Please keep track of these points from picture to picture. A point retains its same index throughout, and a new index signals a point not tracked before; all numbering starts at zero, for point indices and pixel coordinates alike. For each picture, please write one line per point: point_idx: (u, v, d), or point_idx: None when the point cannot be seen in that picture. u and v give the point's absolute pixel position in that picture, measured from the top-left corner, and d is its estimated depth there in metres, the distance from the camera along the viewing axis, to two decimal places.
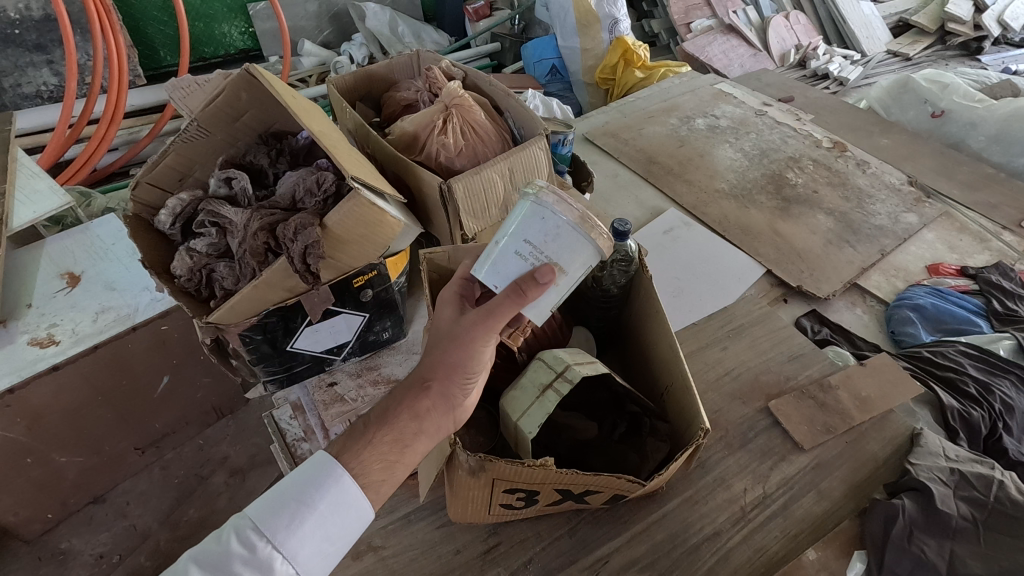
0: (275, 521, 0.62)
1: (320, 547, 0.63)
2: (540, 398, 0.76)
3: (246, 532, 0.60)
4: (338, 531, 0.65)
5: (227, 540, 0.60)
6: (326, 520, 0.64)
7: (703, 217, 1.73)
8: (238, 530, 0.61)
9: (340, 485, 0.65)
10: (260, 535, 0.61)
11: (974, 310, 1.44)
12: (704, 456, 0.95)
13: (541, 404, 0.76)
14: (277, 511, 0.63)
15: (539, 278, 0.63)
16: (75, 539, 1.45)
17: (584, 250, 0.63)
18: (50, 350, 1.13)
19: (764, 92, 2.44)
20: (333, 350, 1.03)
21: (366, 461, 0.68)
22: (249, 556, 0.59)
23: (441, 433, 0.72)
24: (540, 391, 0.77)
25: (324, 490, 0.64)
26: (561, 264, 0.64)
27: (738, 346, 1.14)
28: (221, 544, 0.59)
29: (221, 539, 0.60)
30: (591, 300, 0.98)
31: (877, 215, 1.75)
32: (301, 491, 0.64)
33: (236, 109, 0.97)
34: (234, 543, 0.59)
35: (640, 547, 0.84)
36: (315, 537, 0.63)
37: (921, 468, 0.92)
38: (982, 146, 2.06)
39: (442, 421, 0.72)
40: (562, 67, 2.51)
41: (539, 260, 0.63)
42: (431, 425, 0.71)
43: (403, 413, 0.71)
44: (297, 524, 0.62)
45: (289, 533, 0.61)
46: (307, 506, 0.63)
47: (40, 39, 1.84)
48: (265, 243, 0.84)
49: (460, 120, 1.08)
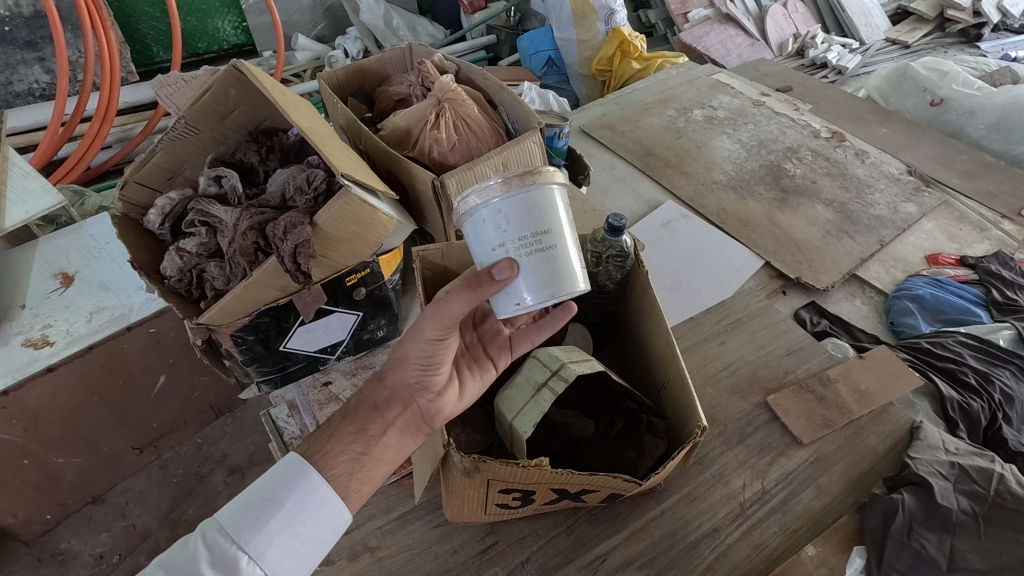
0: (240, 519, 0.61)
1: (290, 546, 0.62)
2: (536, 398, 0.75)
3: (210, 533, 0.59)
4: (309, 529, 0.64)
5: (192, 544, 0.59)
6: (296, 518, 0.63)
7: (701, 209, 1.72)
8: (204, 534, 0.60)
9: (309, 482, 0.65)
10: (225, 535, 0.60)
11: (974, 300, 1.43)
12: (702, 451, 0.94)
13: (536, 404, 0.75)
14: (244, 511, 0.62)
15: (497, 269, 0.61)
16: (74, 540, 1.45)
17: (540, 203, 0.63)
18: (45, 351, 1.12)
19: (762, 82, 2.42)
20: (327, 350, 1.03)
21: (333, 455, 0.68)
22: (215, 557, 0.58)
23: (412, 426, 0.72)
24: (535, 391, 0.76)
25: (292, 487, 0.64)
26: (541, 230, 0.62)
27: (736, 340, 1.13)
28: (188, 547, 0.58)
29: (187, 542, 0.59)
30: (587, 296, 0.96)
31: (876, 206, 1.74)
32: (267, 490, 0.63)
33: (225, 107, 0.96)
34: (198, 546, 0.58)
35: (639, 544, 0.83)
36: (283, 536, 0.62)
37: (921, 463, 0.91)
38: (982, 134, 2.04)
39: (410, 417, 0.71)
40: (559, 59, 2.48)
41: (508, 244, 0.62)
42: (399, 418, 0.71)
43: (363, 406, 0.71)
44: (263, 523, 0.61)
45: (255, 531, 0.61)
46: (274, 504, 0.63)
47: (30, 36, 1.81)
48: (255, 242, 0.82)
49: (453, 114, 1.06)
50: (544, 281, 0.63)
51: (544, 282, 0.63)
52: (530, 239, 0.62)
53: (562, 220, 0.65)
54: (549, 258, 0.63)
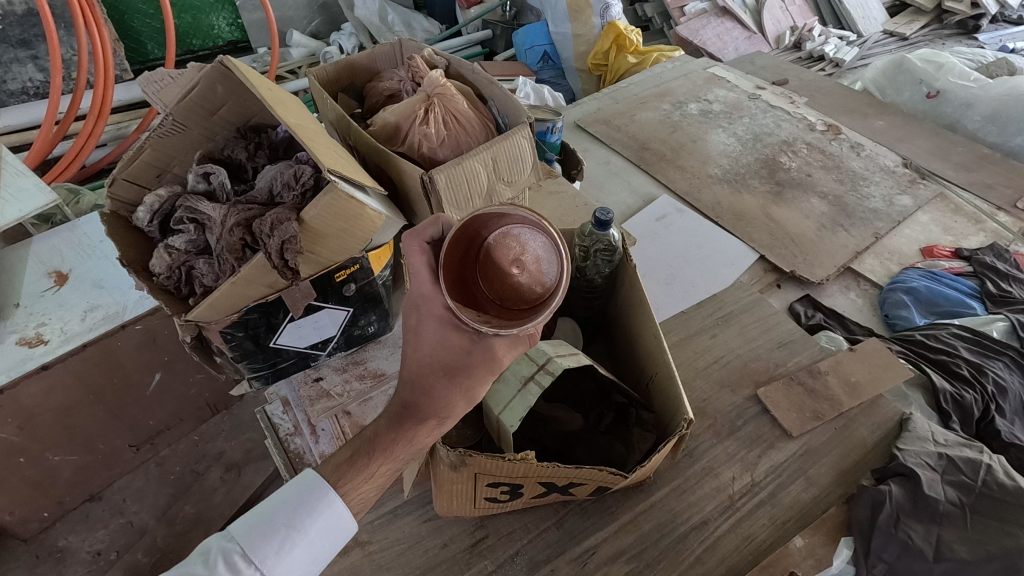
0: (266, 547, 0.61)
1: (307, 568, 0.64)
2: (523, 392, 0.76)
3: (232, 557, 0.60)
4: (325, 553, 0.65)
5: (211, 566, 0.59)
6: (316, 544, 0.64)
7: (696, 203, 1.72)
8: (224, 555, 0.60)
9: (332, 509, 0.64)
10: (249, 563, 0.60)
11: (968, 292, 1.43)
12: (692, 444, 0.94)
13: (522, 397, 0.75)
14: (266, 534, 0.62)
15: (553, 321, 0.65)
16: (72, 537, 1.46)
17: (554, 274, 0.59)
18: (38, 349, 1.12)
19: (758, 75, 2.41)
20: (318, 346, 1.03)
21: (363, 487, 0.67)
22: None
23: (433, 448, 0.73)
24: (523, 385, 0.76)
25: (316, 516, 0.63)
26: None
27: (728, 333, 1.13)
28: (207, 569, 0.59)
29: (204, 557, 0.60)
30: (576, 290, 0.97)
31: (871, 198, 1.74)
32: (293, 518, 0.63)
33: (213, 103, 0.96)
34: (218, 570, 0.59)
35: (629, 537, 0.84)
36: (302, 562, 0.63)
37: (909, 454, 0.91)
38: (978, 126, 2.04)
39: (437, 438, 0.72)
40: (554, 53, 2.47)
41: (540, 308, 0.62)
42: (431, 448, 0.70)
43: (409, 447, 0.67)
44: (285, 550, 0.62)
45: (277, 559, 0.61)
46: (298, 532, 0.63)
47: (23, 34, 1.80)
48: (242, 239, 0.82)
49: (442, 110, 1.06)
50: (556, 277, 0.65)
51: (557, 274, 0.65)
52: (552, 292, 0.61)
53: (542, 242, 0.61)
54: None
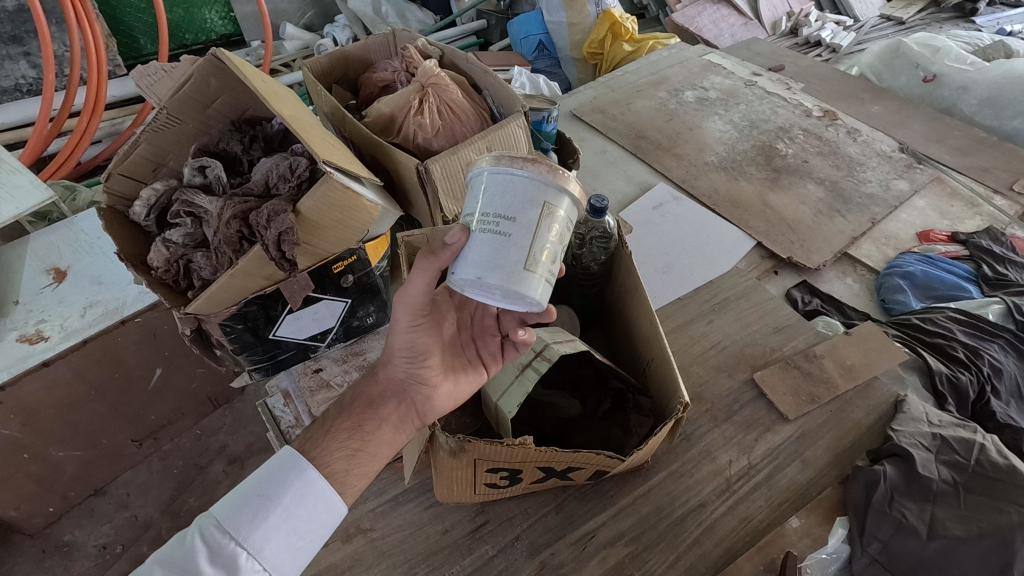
0: (240, 516, 0.60)
1: (287, 541, 0.62)
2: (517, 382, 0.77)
3: (208, 529, 0.59)
4: (306, 524, 0.63)
5: (190, 540, 0.58)
6: (293, 514, 0.62)
7: (692, 191, 1.72)
8: (202, 529, 0.59)
9: (305, 478, 0.64)
10: (224, 532, 0.59)
11: (964, 276, 1.43)
12: (690, 429, 0.95)
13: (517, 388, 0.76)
14: (242, 506, 0.61)
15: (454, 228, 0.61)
16: (78, 532, 1.47)
17: (523, 187, 0.59)
18: (39, 346, 1.13)
19: (754, 62, 2.41)
20: (317, 337, 1.04)
21: (328, 450, 0.67)
22: (214, 554, 0.58)
23: (405, 421, 0.72)
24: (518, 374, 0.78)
25: (289, 484, 0.63)
26: (505, 215, 0.59)
27: (724, 319, 1.14)
28: (186, 543, 0.58)
29: (184, 538, 0.59)
30: (572, 278, 0.97)
31: (868, 183, 1.74)
32: (265, 487, 0.63)
33: (207, 96, 0.95)
34: (195, 541, 0.58)
35: (627, 520, 0.85)
36: (281, 533, 0.61)
37: (904, 435, 0.92)
38: (974, 110, 2.04)
39: (406, 414, 0.72)
40: (550, 42, 2.44)
41: (473, 220, 0.61)
42: (393, 414, 0.72)
43: (358, 402, 0.73)
44: (260, 519, 0.61)
45: (253, 528, 0.60)
46: (271, 500, 0.62)
47: (14, 31, 1.78)
48: (238, 231, 0.83)
49: (436, 100, 1.06)
50: (500, 274, 0.58)
51: (496, 276, 0.59)
52: (492, 216, 0.59)
53: (542, 228, 0.60)
54: (499, 243, 0.59)
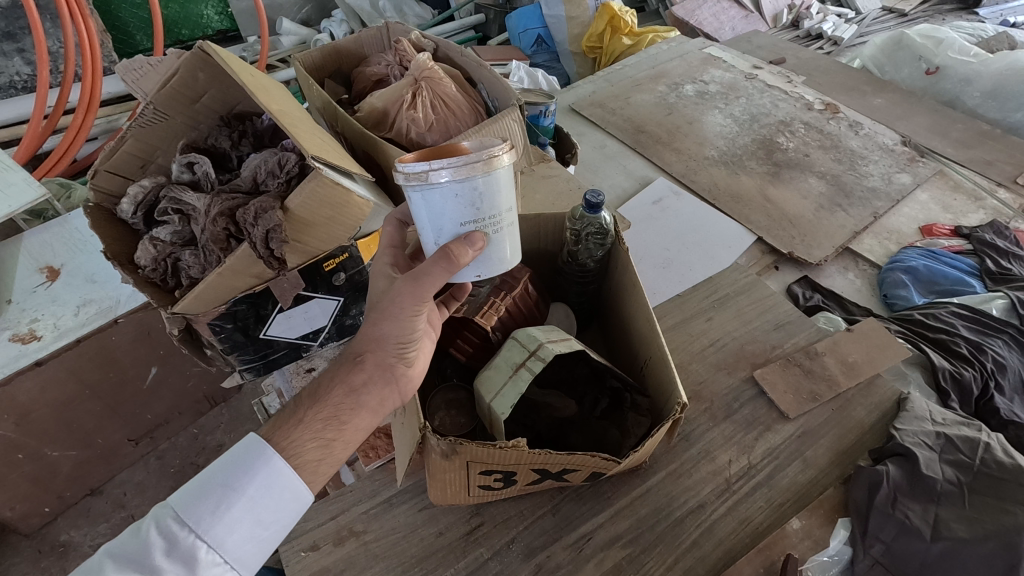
0: (200, 507, 0.59)
1: (251, 532, 0.61)
2: (510, 380, 0.73)
3: (166, 521, 0.57)
4: (270, 514, 0.62)
5: (146, 531, 0.56)
6: (257, 504, 0.61)
7: (692, 185, 1.70)
8: (158, 520, 0.57)
9: (270, 467, 0.62)
10: (183, 524, 0.58)
11: (967, 271, 1.42)
12: (689, 428, 0.93)
13: (510, 387, 0.73)
14: (202, 496, 0.59)
15: (469, 246, 0.61)
16: (73, 532, 1.46)
17: (500, 181, 0.61)
18: (32, 345, 1.11)
19: (755, 55, 2.38)
20: (309, 336, 1.02)
21: (299, 442, 0.65)
22: (172, 546, 0.56)
23: (384, 403, 0.71)
24: (510, 373, 0.74)
25: (254, 474, 0.61)
26: (502, 210, 0.63)
27: (724, 316, 1.12)
28: (142, 535, 0.56)
29: (139, 527, 0.57)
30: (568, 275, 0.95)
31: (870, 177, 1.72)
32: (227, 477, 0.61)
33: (194, 90, 0.93)
34: (151, 533, 0.56)
35: (625, 522, 0.83)
36: (244, 523, 0.60)
37: (907, 433, 0.90)
38: (978, 102, 2.01)
39: (386, 394, 0.71)
40: (549, 36, 2.39)
41: (482, 223, 0.62)
42: (373, 399, 0.69)
43: (336, 389, 0.68)
44: (222, 510, 0.59)
45: (214, 519, 0.59)
46: (234, 491, 0.60)
47: (8, 27, 1.76)
48: (226, 229, 0.81)
49: (430, 93, 1.04)
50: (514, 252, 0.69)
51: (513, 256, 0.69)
52: (498, 214, 0.63)
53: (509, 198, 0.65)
54: (507, 233, 0.65)
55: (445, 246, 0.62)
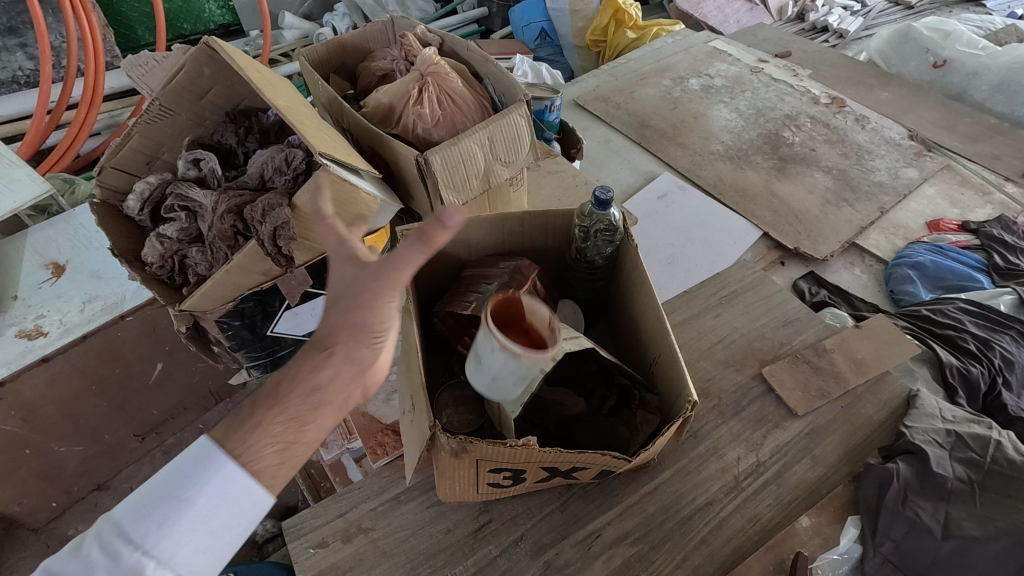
0: (144, 522, 0.50)
1: (205, 543, 0.53)
2: (486, 381, 0.72)
3: (106, 537, 0.49)
4: (227, 522, 0.54)
5: (83, 549, 0.49)
6: (211, 513, 0.53)
7: (697, 180, 1.69)
8: (98, 535, 0.50)
9: (224, 473, 0.53)
10: (125, 539, 0.50)
11: (975, 266, 1.40)
12: (697, 426, 0.93)
13: (484, 384, 0.73)
14: (147, 508, 0.51)
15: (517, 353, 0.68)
16: (81, 526, 1.46)
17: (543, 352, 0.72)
18: (38, 342, 1.11)
19: (760, 48, 2.36)
20: (316, 333, 1.02)
21: (256, 446, 0.55)
22: (112, 567, 0.48)
23: (348, 399, 0.58)
24: (487, 377, 0.71)
25: (204, 482, 0.53)
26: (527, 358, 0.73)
27: (731, 312, 1.11)
28: (77, 554, 0.48)
29: (77, 545, 0.50)
30: (576, 272, 0.94)
31: (876, 172, 1.71)
32: (176, 485, 0.52)
33: (200, 86, 0.93)
34: (89, 550, 0.49)
35: (633, 519, 0.83)
36: (197, 535, 0.52)
37: (918, 431, 0.90)
38: (985, 96, 2.00)
39: (349, 390, 0.58)
40: (552, 30, 2.38)
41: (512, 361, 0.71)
42: (335, 398, 0.57)
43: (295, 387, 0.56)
44: (169, 525, 0.51)
45: (160, 535, 0.50)
46: (183, 501, 0.52)
47: (10, 21, 1.75)
48: (233, 226, 0.81)
49: (436, 89, 1.03)
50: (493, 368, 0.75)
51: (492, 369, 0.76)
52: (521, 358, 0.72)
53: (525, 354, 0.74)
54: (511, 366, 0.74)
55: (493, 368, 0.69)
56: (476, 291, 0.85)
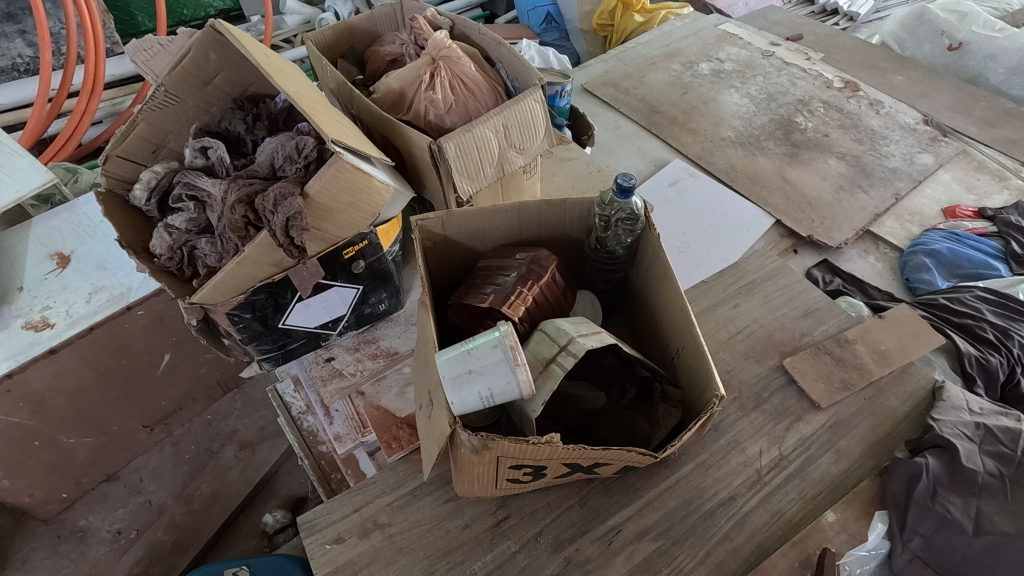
0: None
1: None
2: (456, 368, 0.65)
3: None
4: None
5: None
6: None
7: (709, 166, 1.65)
8: None
9: None
10: None
11: (992, 253, 1.38)
12: (718, 418, 0.91)
13: (449, 369, 0.65)
14: None
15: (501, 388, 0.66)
16: (91, 517, 1.46)
17: None
18: (45, 334, 1.09)
19: (771, 31, 2.31)
20: (328, 325, 0.99)
21: None
22: None
23: None
24: (466, 366, 0.65)
25: None
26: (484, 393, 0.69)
27: (751, 302, 1.08)
28: None
29: None
30: (595, 263, 0.92)
31: (891, 157, 1.67)
32: None
33: (207, 71, 0.91)
34: None
35: (654, 514, 0.81)
36: None
37: (945, 424, 0.89)
38: (1002, 79, 1.96)
39: None
40: (558, 14, 2.31)
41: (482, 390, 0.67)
42: None
43: None
44: None
45: None
46: None
47: (9, 8, 1.67)
48: (244, 216, 0.78)
49: (448, 73, 1.00)
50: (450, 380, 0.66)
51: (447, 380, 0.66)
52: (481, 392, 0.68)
53: None
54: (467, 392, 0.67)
55: (487, 377, 0.65)
56: (493, 283, 0.83)
